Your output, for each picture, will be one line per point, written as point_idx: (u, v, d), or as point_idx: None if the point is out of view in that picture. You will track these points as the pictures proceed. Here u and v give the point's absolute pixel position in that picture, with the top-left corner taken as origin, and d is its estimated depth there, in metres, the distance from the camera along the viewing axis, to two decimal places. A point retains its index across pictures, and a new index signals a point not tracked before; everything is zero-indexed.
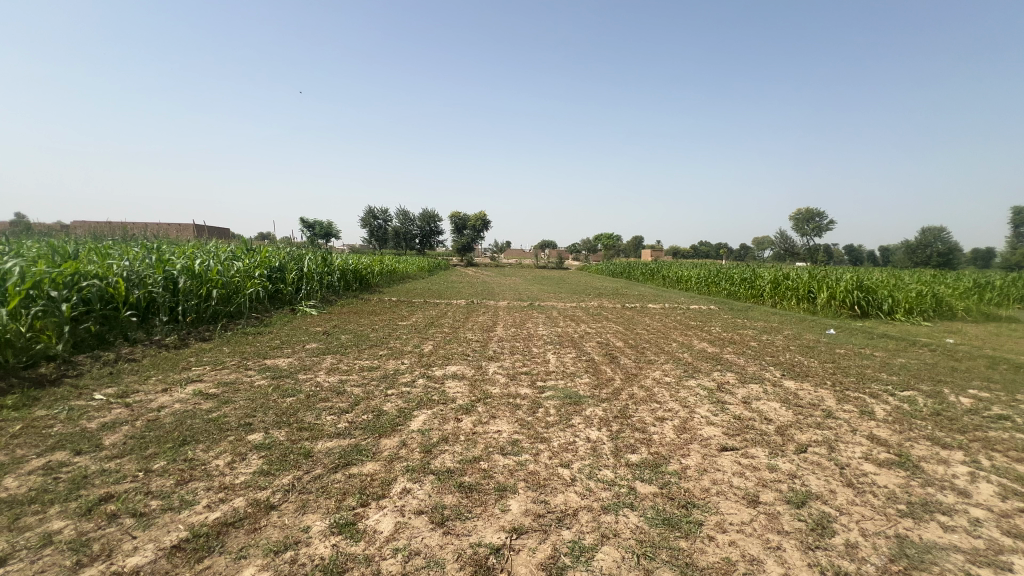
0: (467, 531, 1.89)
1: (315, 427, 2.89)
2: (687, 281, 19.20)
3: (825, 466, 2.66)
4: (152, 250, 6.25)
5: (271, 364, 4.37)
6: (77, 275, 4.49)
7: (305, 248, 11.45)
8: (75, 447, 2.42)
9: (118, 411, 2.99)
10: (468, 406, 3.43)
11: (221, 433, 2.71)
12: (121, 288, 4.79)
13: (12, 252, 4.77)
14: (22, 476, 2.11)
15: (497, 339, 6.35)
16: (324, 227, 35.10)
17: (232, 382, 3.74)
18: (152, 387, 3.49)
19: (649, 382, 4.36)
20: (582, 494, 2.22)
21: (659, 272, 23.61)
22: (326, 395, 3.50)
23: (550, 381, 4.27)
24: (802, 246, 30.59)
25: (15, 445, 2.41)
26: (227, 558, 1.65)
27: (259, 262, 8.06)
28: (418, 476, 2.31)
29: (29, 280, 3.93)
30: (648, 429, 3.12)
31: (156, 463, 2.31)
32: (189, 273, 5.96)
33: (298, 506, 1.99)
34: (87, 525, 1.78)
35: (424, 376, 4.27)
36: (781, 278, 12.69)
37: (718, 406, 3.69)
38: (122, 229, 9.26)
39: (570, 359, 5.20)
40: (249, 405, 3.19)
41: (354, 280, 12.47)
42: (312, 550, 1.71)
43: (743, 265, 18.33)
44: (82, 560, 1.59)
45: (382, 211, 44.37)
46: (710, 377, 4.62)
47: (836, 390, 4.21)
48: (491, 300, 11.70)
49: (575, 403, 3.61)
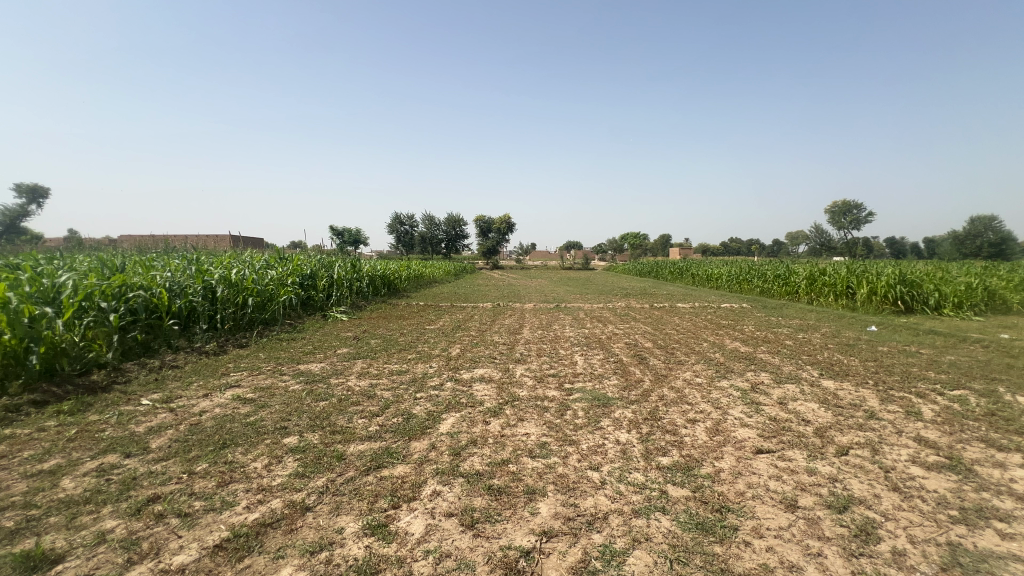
0: (497, 534, 1.90)
1: (347, 430, 2.96)
2: (717, 279, 18.71)
3: (868, 469, 2.54)
4: (192, 261, 6.55)
5: (305, 370, 4.49)
6: (123, 286, 4.74)
7: (335, 255, 11.74)
8: (126, 450, 2.55)
9: (164, 416, 3.14)
10: (496, 409, 3.44)
11: (258, 436, 2.80)
12: (164, 298, 5.03)
13: (66, 266, 5.06)
14: (78, 478, 2.24)
15: (523, 341, 6.34)
16: (352, 234, 36.10)
17: (267, 387, 3.86)
18: (194, 393, 3.65)
19: (680, 383, 4.27)
20: (612, 497, 2.20)
21: (688, 270, 23.14)
22: (357, 399, 3.57)
23: (578, 383, 4.25)
24: (838, 241, 29.66)
25: (71, 448, 2.56)
26: (266, 558, 1.71)
27: (292, 269, 8.31)
28: (446, 478, 2.33)
29: (82, 291, 4.15)
30: (679, 432, 3.06)
31: (198, 465, 2.42)
32: (226, 282, 6.19)
33: (332, 507, 2.04)
34: (137, 524, 1.88)
35: (452, 379, 4.30)
36: (817, 274, 12.22)
37: (752, 407, 3.59)
38: (163, 242, 9.69)
39: (598, 361, 5.15)
40: (283, 409, 3.29)
41: (382, 285, 12.81)
42: (346, 550, 1.76)
43: (776, 261, 17.80)
44: (132, 557, 1.68)
45: (409, 218, 45.08)
46: (743, 377, 4.49)
47: (880, 390, 4.03)
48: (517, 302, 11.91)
49: (604, 406, 3.57)
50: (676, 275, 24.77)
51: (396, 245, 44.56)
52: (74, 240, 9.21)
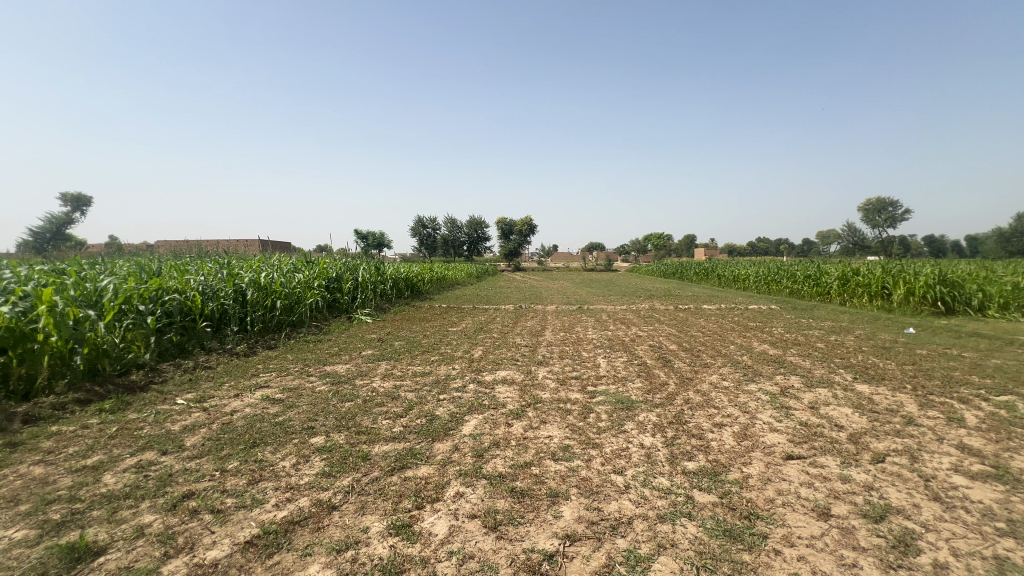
0: (520, 536, 1.89)
1: (372, 430, 3.01)
2: (744, 280, 18.26)
3: (907, 478, 2.44)
4: (224, 265, 6.77)
5: (331, 371, 4.58)
6: (160, 290, 4.94)
7: (360, 259, 11.95)
8: (162, 447, 2.65)
9: (197, 415, 3.25)
10: (518, 411, 3.44)
11: (287, 436, 2.87)
12: (197, 301, 5.22)
13: (107, 271, 5.30)
14: (118, 474, 2.34)
15: (545, 343, 6.32)
16: (376, 237, 36.71)
17: (295, 387, 3.96)
18: (225, 392, 3.77)
19: (706, 386, 4.19)
20: (637, 502, 2.17)
21: (714, 271, 22.64)
22: (381, 401, 3.62)
23: (601, 385, 4.21)
24: (873, 240, 28.57)
25: (112, 445, 2.68)
26: (295, 555, 1.75)
27: (318, 273, 8.50)
28: (470, 480, 2.34)
29: (121, 295, 4.33)
30: (705, 436, 2.99)
31: (230, 463, 2.49)
32: (256, 285, 6.38)
33: (357, 507, 2.07)
34: (173, 519, 1.95)
35: (475, 381, 4.32)
36: (850, 274, 11.79)
37: (781, 412, 3.49)
38: (196, 247, 10.03)
39: (621, 364, 5.09)
40: (310, 410, 3.37)
41: (406, 287, 12.99)
42: (371, 550, 1.78)
43: (807, 261, 17.26)
44: (169, 551, 1.74)
45: (432, 221, 45.52)
46: (772, 381, 4.37)
47: (919, 395, 3.86)
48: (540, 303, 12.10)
49: (627, 409, 3.52)
50: (701, 277, 24.28)
51: (419, 248, 45.08)
52: (115, 246, 9.62)
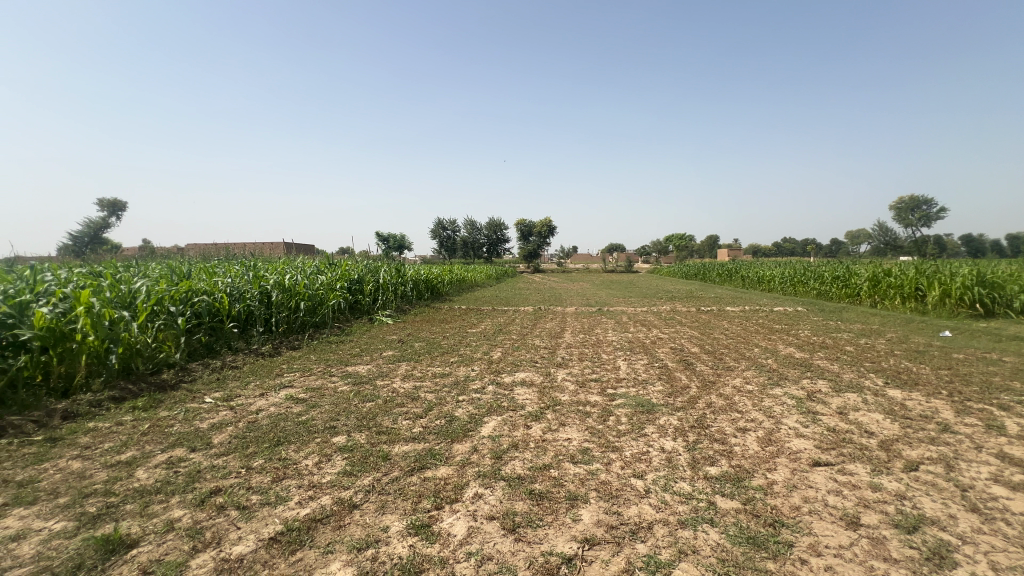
0: (539, 539, 1.89)
1: (392, 430, 3.04)
2: (769, 282, 17.83)
3: (942, 487, 2.35)
4: (250, 267, 6.96)
5: (352, 371, 4.65)
6: (189, 292, 5.11)
7: (381, 261, 12.11)
8: (191, 444, 2.74)
9: (225, 413, 3.34)
10: (537, 413, 3.44)
11: (309, 435, 2.93)
12: (225, 303, 5.38)
13: (140, 273, 5.50)
14: (150, 469, 2.42)
15: (564, 345, 6.29)
16: (397, 239, 37.20)
17: (318, 387, 4.04)
18: (251, 392, 3.86)
19: (729, 390, 4.10)
20: (657, 507, 2.14)
21: (738, 272, 22.18)
22: (401, 401, 3.66)
23: (621, 388, 4.17)
24: (905, 240, 27.58)
25: (144, 441, 2.77)
26: (317, 552, 1.78)
27: (340, 274, 8.65)
28: (488, 482, 2.35)
29: (153, 296, 4.49)
30: (728, 441, 2.93)
31: (255, 461, 2.55)
32: (280, 287, 6.54)
33: (378, 506, 2.10)
34: (201, 515, 2.00)
35: (494, 382, 4.33)
36: (882, 275, 11.40)
37: (808, 417, 3.39)
38: (224, 250, 10.33)
39: (641, 366, 5.03)
40: (333, 410, 3.42)
41: (426, 289, 13.12)
42: (391, 549, 1.80)
43: (835, 262, 16.75)
44: (197, 545, 1.79)
45: (451, 223, 45.83)
46: (798, 385, 4.26)
47: (955, 401, 3.70)
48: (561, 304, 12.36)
49: (648, 412, 3.48)
50: (725, 278, 23.81)
51: (439, 250, 45.44)
52: (148, 249, 9.99)
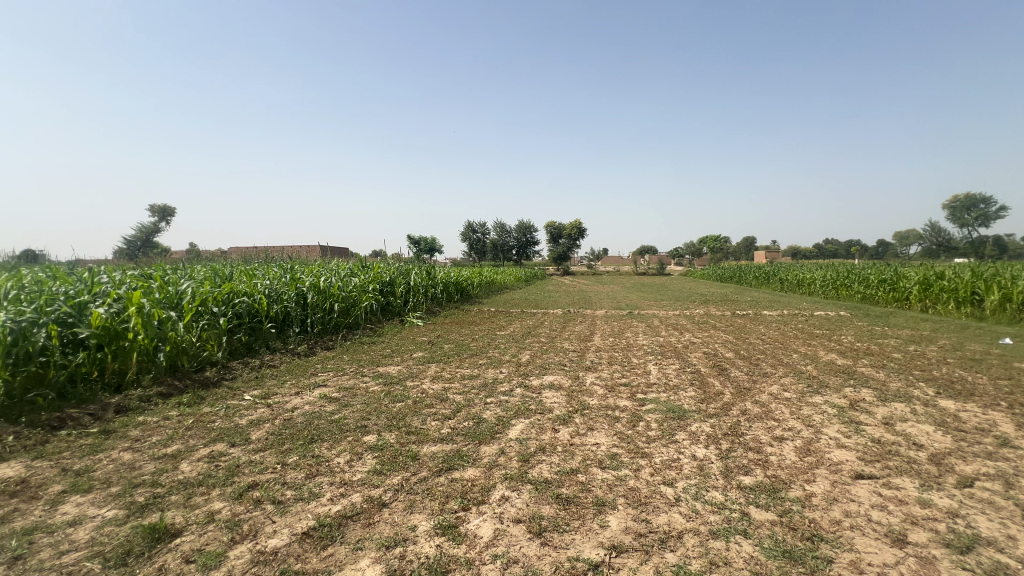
0: (565, 544, 1.87)
1: (421, 431, 3.09)
2: (810, 285, 17.12)
3: (999, 506, 2.19)
4: (288, 270, 7.22)
5: (383, 372, 4.74)
6: (231, 293, 5.34)
7: (412, 263, 12.33)
8: (231, 440, 2.86)
9: (262, 410, 3.48)
10: (565, 417, 3.41)
11: (342, 433, 3.01)
12: (264, 304, 5.60)
13: (186, 275, 5.80)
14: (193, 462, 2.54)
15: (594, 349, 6.22)
16: (427, 241, 37.62)
17: (350, 387, 4.14)
18: (287, 390, 4.00)
19: (765, 397, 3.96)
20: (688, 515, 2.09)
21: (776, 275, 21.41)
22: (430, 402, 3.71)
23: (652, 393, 4.09)
24: (960, 241, 26.00)
25: (189, 436, 2.91)
26: (347, 548, 1.82)
27: (373, 277, 8.85)
28: (515, 484, 2.35)
29: (199, 297, 4.72)
30: (764, 450, 2.83)
31: (291, 457, 2.64)
32: (316, 289, 6.75)
33: (406, 505, 2.13)
34: (239, 508, 2.09)
35: (521, 385, 4.33)
36: (934, 278, 10.77)
37: (850, 426, 3.24)
38: (264, 253, 10.74)
39: (673, 371, 4.92)
40: (364, 409, 3.50)
41: (455, 291, 13.26)
42: (418, 548, 1.82)
43: (882, 264, 15.94)
44: (235, 537, 1.87)
45: (481, 225, 46.16)
46: (840, 393, 4.07)
47: (1016, 414, 3.45)
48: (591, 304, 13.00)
49: (679, 418, 3.40)
50: (762, 281, 23.04)
51: (469, 252, 45.87)
52: (194, 252, 10.50)
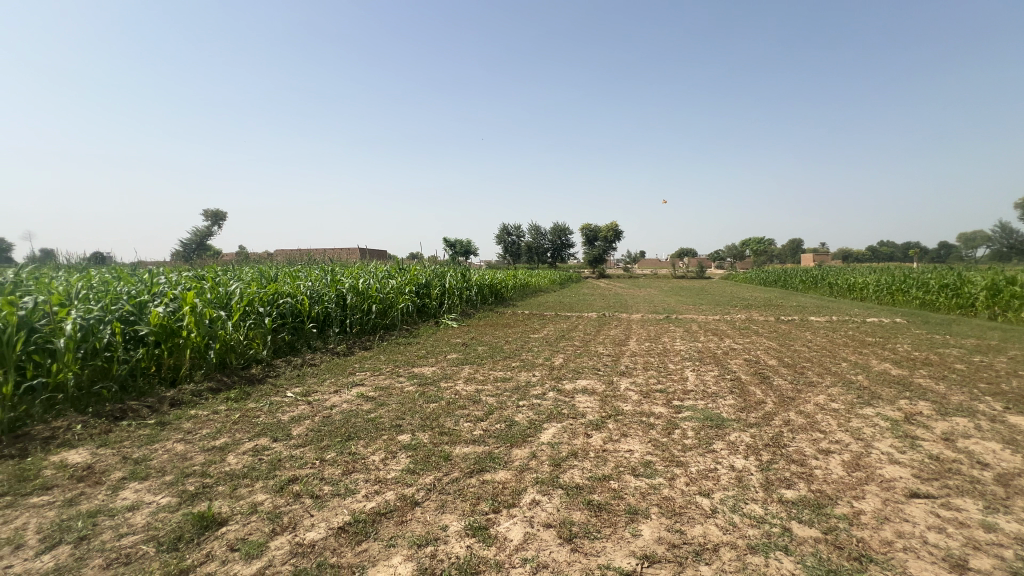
0: (596, 551, 1.85)
1: (454, 431, 3.13)
2: (862, 289, 16.21)
3: None
4: (328, 272, 7.47)
5: (418, 373, 4.83)
6: (276, 293, 5.59)
7: (447, 265, 12.51)
8: (274, 435, 2.98)
9: (303, 407, 3.61)
10: (598, 422, 3.37)
11: (377, 432, 3.08)
12: (306, 305, 5.82)
13: (235, 276, 6.10)
14: (239, 455, 2.67)
15: (629, 354, 6.11)
16: (462, 244, 38.11)
17: (386, 387, 4.24)
18: (327, 388, 4.15)
19: (810, 407, 3.78)
20: (725, 528, 2.02)
21: (824, 279, 20.37)
22: (463, 404, 3.75)
23: (688, 400, 3.98)
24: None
25: (235, 430, 3.06)
26: (380, 545, 1.86)
27: (410, 279, 9.03)
28: (546, 489, 2.34)
29: (246, 297, 4.97)
30: (808, 463, 2.70)
31: (329, 453, 2.73)
32: (355, 291, 6.96)
33: (438, 505, 2.16)
34: (280, 500, 2.18)
35: (554, 389, 4.30)
36: (1003, 284, 9.99)
37: (905, 441, 3.04)
38: (307, 256, 11.15)
39: (711, 378, 4.77)
40: (399, 409, 3.57)
41: (490, 294, 13.35)
42: (449, 548, 1.85)
43: (944, 267, 14.91)
44: (275, 528, 1.95)
45: (516, 228, 46.30)
46: (895, 405, 3.83)
47: None
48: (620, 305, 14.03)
49: (717, 427, 3.29)
50: (808, 286, 22.01)
51: (503, 255, 46.13)
52: (244, 255, 11.05)
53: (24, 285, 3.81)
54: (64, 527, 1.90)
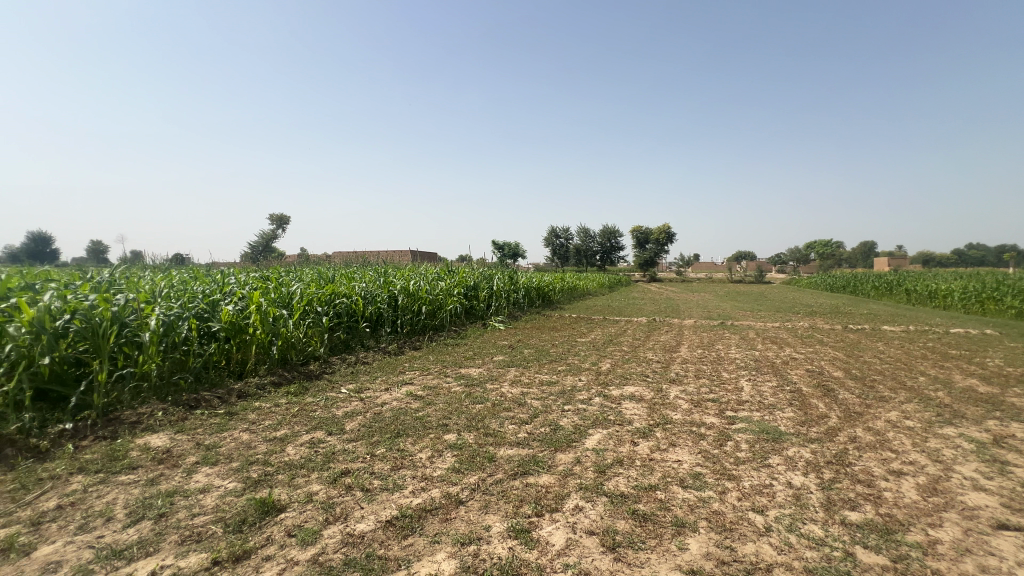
0: (640, 562, 1.81)
1: (499, 433, 3.16)
2: (946, 297, 14.81)
3: None
4: (381, 273, 7.77)
5: (465, 374, 4.91)
6: (333, 294, 5.89)
7: (495, 268, 12.66)
8: (329, 428, 3.14)
9: (356, 403, 3.78)
10: (645, 430, 3.29)
11: (425, 430, 3.17)
12: (360, 305, 6.09)
13: (297, 277, 6.48)
14: (297, 447, 2.83)
15: (680, 361, 5.91)
16: (510, 247, 38.37)
17: (434, 386, 4.35)
18: (378, 386, 4.31)
19: (881, 424, 3.50)
20: (779, 548, 1.92)
21: (901, 286, 18.79)
22: (508, 406, 3.77)
23: (743, 411, 3.80)
24: None
25: (294, 422, 3.25)
26: (425, 540, 1.92)
27: (458, 281, 9.20)
28: (590, 495, 2.31)
29: (306, 297, 5.28)
30: (876, 484, 2.51)
31: (379, 448, 2.84)
32: (406, 292, 7.19)
33: (481, 505, 2.19)
34: (333, 492, 2.29)
35: (601, 394, 4.25)
36: None
37: (993, 466, 2.75)
38: (363, 257, 11.63)
39: (769, 389, 4.53)
40: (445, 409, 3.65)
41: (537, 297, 13.36)
42: (491, 548, 1.87)
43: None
44: (329, 518, 2.05)
45: (565, 231, 45.98)
46: (981, 426, 3.47)
47: None
48: (656, 305, 15.59)
49: (773, 441, 3.12)
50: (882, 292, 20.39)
51: (551, 258, 46.04)
52: (305, 256, 11.70)
53: (118, 283, 4.22)
54: (146, 505, 2.10)
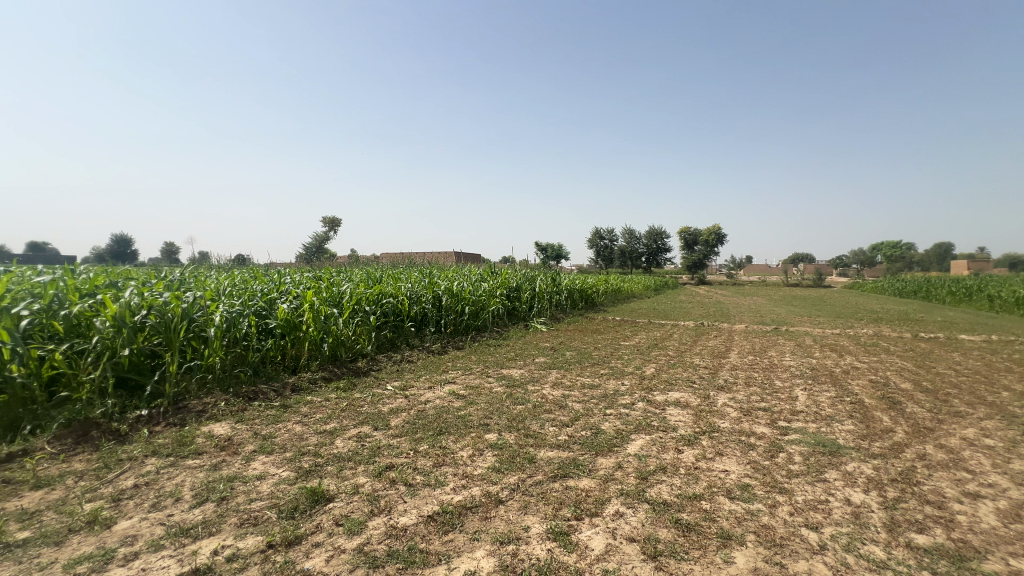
0: (682, 572, 1.76)
1: (539, 435, 3.16)
2: None
3: None
4: (426, 274, 7.96)
5: (506, 374, 4.94)
6: (380, 294, 6.08)
7: (538, 269, 12.65)
8: (375, 424, 3.25)
9: (401, 400, 3.89)
10: (691, 438, 3.19)
11: (466, 429, 3.22)
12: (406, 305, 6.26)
13: (347, 277, 6.75)
14: (345, 440, 2.95)
15: (729, 367, 5.68)
16: (552, 249, 38.25)
17: (476, 386, 4.41)
18: (422, 384, 4.42)
19: (955, 441, 3.22)
20: (835, 567, 1.81)
21: (982, 292, 17.20)
22: (549, 408, 3.76)
23: (797, 422, 3.61)
24: None
25: (343, 416, 3.39)
26: (465, 537, 1.95)
27: (501, 282, 9.27)
28: (631, 502, 2.27)
29: (355, 297, 5.49)
30: (948, 506, 2.31)
31: (422, 445, 2.92)
32: (450, 293, 7.33)
33: (521, 505, 2.21)
34: (378, 484, 2.37)
35: (644, 399, 4.15)
36: None
37: None
38: (409, 258, 11.94)
39: (826, 399, 4.28)
40: (487, 408, 3.70)
41: (580, 299, 13.23)
42: (530, 549, 1.88)
43: None
44: (373, 509, 2.13)
45: (609, 232, 45.28)
46: None
47: None
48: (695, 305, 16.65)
49: (831, 454, 2.94)
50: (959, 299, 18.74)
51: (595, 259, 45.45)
52: (354, 257, 12.15)
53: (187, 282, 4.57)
54: (210, 488, 2.26)
